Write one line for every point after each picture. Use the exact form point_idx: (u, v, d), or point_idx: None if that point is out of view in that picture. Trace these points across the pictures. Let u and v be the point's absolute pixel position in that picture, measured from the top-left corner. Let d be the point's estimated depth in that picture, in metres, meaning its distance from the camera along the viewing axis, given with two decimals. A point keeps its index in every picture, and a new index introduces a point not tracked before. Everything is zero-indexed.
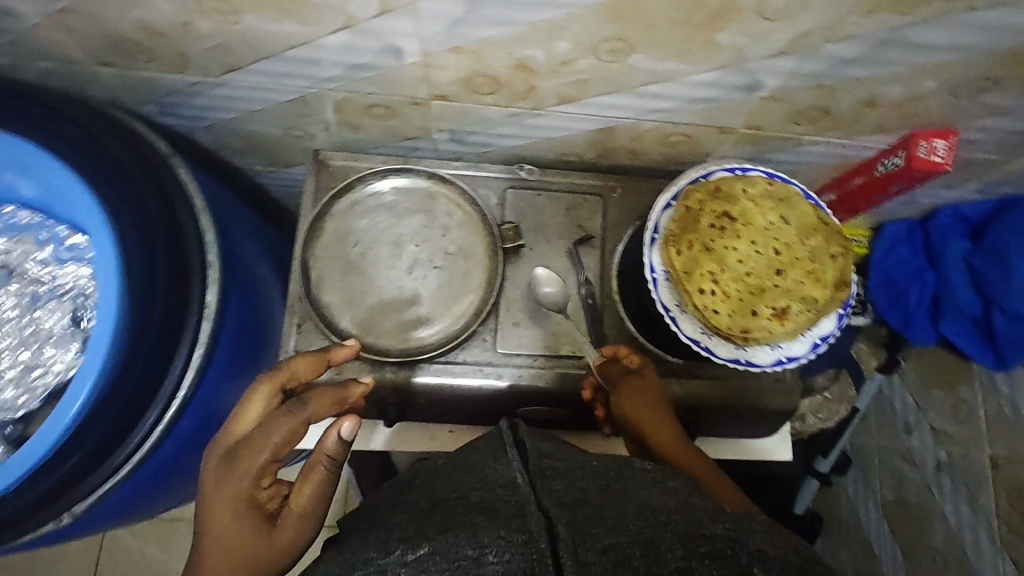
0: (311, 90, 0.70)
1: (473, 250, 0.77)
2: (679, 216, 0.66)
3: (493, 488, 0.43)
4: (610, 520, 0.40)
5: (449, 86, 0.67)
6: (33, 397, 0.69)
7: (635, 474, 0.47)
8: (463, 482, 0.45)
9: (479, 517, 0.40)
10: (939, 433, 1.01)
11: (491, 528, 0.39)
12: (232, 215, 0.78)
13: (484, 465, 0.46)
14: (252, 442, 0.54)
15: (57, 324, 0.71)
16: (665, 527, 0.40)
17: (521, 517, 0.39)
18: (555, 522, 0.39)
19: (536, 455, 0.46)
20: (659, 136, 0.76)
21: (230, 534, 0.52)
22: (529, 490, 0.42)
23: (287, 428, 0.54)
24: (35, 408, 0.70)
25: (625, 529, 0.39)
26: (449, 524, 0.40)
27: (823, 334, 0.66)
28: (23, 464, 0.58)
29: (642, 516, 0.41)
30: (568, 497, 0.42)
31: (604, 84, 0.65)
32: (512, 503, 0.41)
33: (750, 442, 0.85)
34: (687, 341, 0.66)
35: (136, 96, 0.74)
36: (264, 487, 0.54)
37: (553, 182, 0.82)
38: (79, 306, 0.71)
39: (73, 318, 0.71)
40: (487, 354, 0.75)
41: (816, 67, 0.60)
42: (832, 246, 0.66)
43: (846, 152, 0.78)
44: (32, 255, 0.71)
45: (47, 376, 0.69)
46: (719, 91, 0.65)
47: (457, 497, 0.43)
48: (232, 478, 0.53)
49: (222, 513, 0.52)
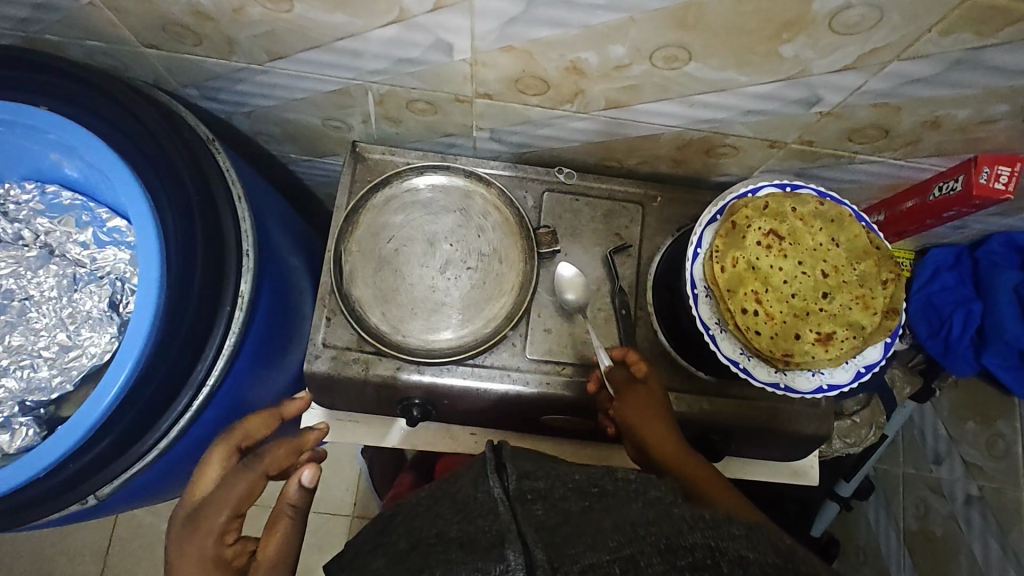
0: (354, 82, 0.69)
1: (507, 253, 0.76)
2: (723, 232, 0.64)
3: (474, 519, 0.42)
4: (589, 537, 0.40)
5: (495, 85, 0.65)
6: (68, 379, 0.69)
7: (617, 485, 0.46)
8: (441, 515, 0.44)
9: (455, 553, 0.40)
10: (971, 467, 0.97)
11: (465, 562, 0.39)
12: (266, 202, 0.77)
13: (465, 494, 0.45)
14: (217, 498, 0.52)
15: (95, 307, 0.71)
16: (644, 541, 0.39)
17: (500, 545, 0.40)
18: (531, 547, 0.39)
19: (516, 478, 0.45)
20: (706, 147, 0.73)
21: None
22: (508, 515, 0.42)
23: (248, 481, 0.53)
24: (68, 392, 0.70)
25: (605, 545, 0.39)
26: (427, 566, 0.40)
27: (868, 362, 0.64)
28: (56, 447, 0.57)
29: (621, 530, 0.40)
30: (547, 517, 0.42)
31: (655, 91, 0.63)
32: (492, 532, 0.41)
33: (777, 464, 0.83)
34: (726, 361, 0.64)
35: (180, 78, 0.74)
36: (230, 545, 0.52)
37: (592, 187, 0.80)
38: (117, 291, 0.72)
39: (111, 302, 0.71)
40: (516, 359, 0.74)
41: (882, 84, 0.57)
42: (883, 272, 0.63)
43: (900, 173, 0.75)
44: (73, 237, 0.72)
45: (82, 358, 0.70)
46: (775, 104, 0.63)
47: (437, 534, 0.43)
48: (198, 539, 0.51)
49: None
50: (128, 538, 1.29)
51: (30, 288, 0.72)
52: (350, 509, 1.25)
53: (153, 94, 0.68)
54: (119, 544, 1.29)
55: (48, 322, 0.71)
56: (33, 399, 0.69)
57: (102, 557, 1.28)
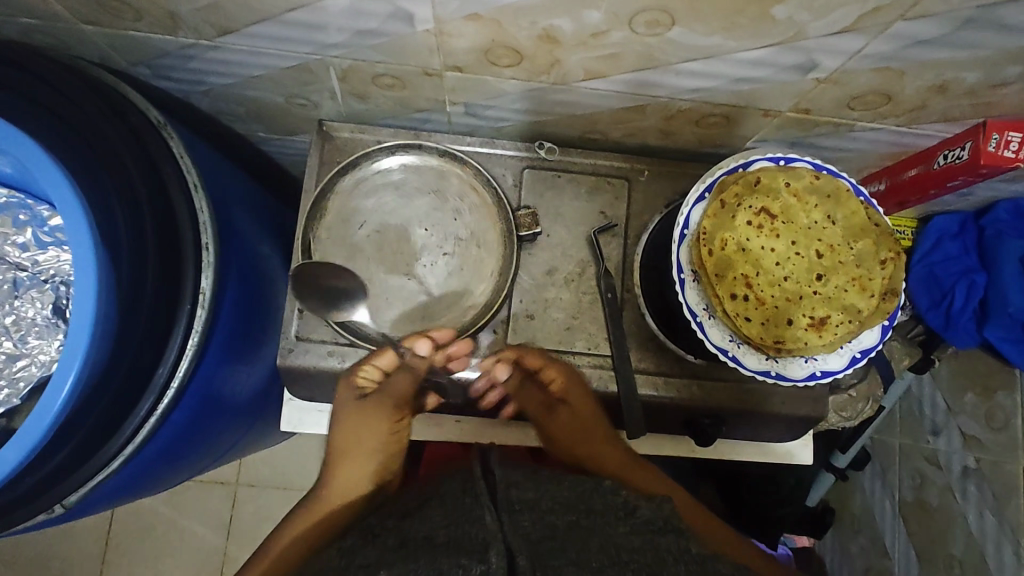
0: (313, 57, 0.64)
1: (486, 237, 0.72)
2: (712, 212, 0.60)
3: (461, 525, 0.41)
4: (573, 554, 0.39)
5: (464, 56, 0.60)
6: (15, 393, 0.66)
7: (606, 503, 0.46)
8: (428, 519, 0.44)
9: (439, 552, 0.39)
10: (969, 440, 0.95)
11: (451, 557, 0.38)
12: (230, 189, 0.73)
13: (452, 497, 0.46)
14: (354, 374, 0.67)
15: (38, 314, 0.68)
16: (626, 565, 0.38)
17: (484, 550, 0.38)
18: (517, 554, 0.38)
19: (505, 488, 0.46)
20: (695, 117, 0.69)
21: (349, 417, 0.69)
22: (495, 524, 0.41)
23: (365, 366, 0.67)
24: (16, 405, 0.67)
25: (588, 563, 0.38)
26: (412, 557, 0.39)
27: (863, 347, 0.61)
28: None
29: (606, 552, 0.39)
30: (533, 528, 0.41)
31: (637, 60, 0.58)
32: (478, 539, 0.40)
33: (769, 444, 0.82)
34: (714, 350, 0.61)
35: (127, 57, 0.68)
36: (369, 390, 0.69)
37: (576, 162, 0.76)
38: (61, 296, 0.69)
39: (55, 308, 0.69)
40: (498, 347, 0.72)
41: (885, 47, 0.52)
42: (881, 250, 0.59)
43: (903, 141, 0.70)
44: (10, 238, 0.68)
45: (31, 368, 0.67)
46: (768, 71, 0.58)
47: (424, 537, 0.41)
48: (344, 391, 0.69)
49: (351, 421, 0.69)
50: (128, 522, 1.30)
51: None
52: None
53: (79, 67, 0.63)
54: (119, 526, 1.29)
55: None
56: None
57: (103, 541, 1.29)
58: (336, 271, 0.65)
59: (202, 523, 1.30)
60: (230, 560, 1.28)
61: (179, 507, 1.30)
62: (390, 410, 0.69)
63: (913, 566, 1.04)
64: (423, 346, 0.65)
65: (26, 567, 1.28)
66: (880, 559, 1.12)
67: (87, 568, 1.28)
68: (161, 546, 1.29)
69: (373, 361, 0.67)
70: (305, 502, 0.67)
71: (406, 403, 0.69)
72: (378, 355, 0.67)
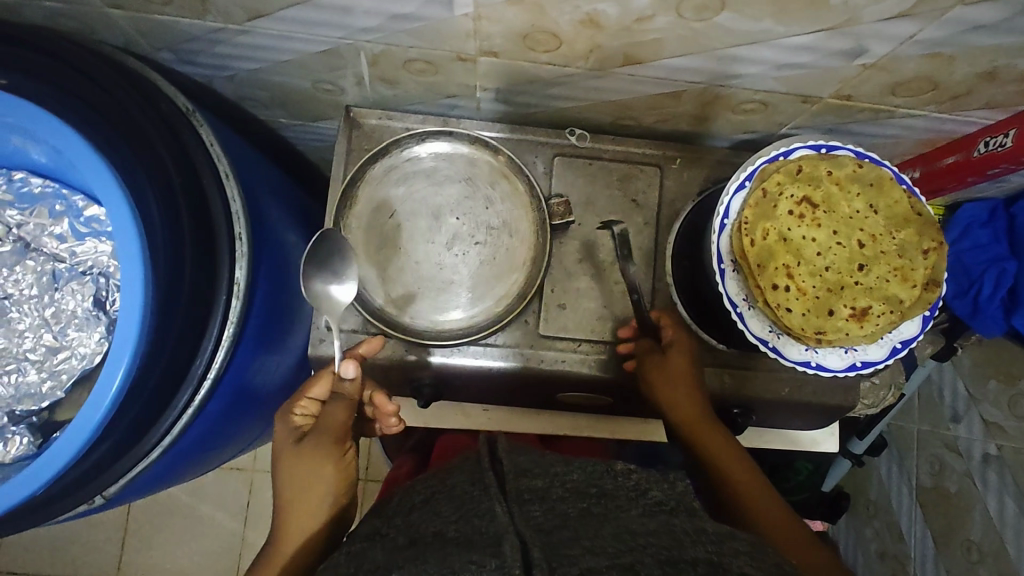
0: (344, 41, 0.62)
1: (519, 226, 0.71)
2: (753, 201, 0.59)
3: (471, 519, 0.40)
4: (588, 541, 0.38)
5: (500, 41, 0.59)
6: (58, 385, 0.66)
7: (617, 484, 0.45)
8: (437, 513, 0.43)
9: (451, 549, 0.37)
10: (990, 427, 0.95)
11: (464, 555, 0.36)
12: (258, 177, 0.72)
13: (461, 489, 0.44)
14: (289, 411, 0.60)
15: (79, 306, 0.68)
16: (644, 552, 0.37)
17: (497, 544, 0.37)
18: (530, 545, 0.36)
19: (513, 477, 0.44)
20: (733, 103, 0.67)
21: (289, 458, 0.58)
22: (506, 516, 0.40)
23: (299, 400, 0.60)
24: (60, 398, 0.67)
25: (604, 549, 0.37)
26: (423, 556, 0.38)
27: (904, 338, 0.61)
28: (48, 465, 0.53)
29: (619, 538, 0.38)
30: (545, 520, 0.40)
31: (680, 44, 0.56)
32: (490, 534, 0.38)
33: (796, 432, 0.82)
34: (754, 340, 0.61)
35: (151, 42, 0.67)
36: (306, 423, 0.60)
37: (607, 149, 0.75)
38: (101, 288, 0.68)
39: (96, 301, 0.68)
40: (530, 337, 0.71)
41: (939, 33, 0.51)
42: (924, 241, 0.59)
43: (942, 128, 0.69)
44: (48, 229, 0.68)
45: (71, 360, 0.67)
46: (814, 56, 0.56)
47: (434, 533, 0.40)
48: (282, 433, 0.60)
49: (293, 464, 0.58)
50: (147, 507, 1.30)
51: (9, 287, 0.69)
52: (365, 474, 1.28)
53: (106, 52, 0.61)
54: (138, 512, 1.30)
55: (30, 322, 0.68)
56: (23, 408, 0.66)
57: (123, 525, 1.30)
58: (344, 251, 0.65)
59: (221, 508, 1.31)
60: (250, 544, 1.30)
61: (198, 493, 1.31)
62: (328, 447, 0.58)
63: (930, 551, 1.05)
64: (350, 372, 0.57)
65: (47, 551, 1.29)
66: (895, 544, 1.13)
67: (108, 552, 1.29)
68: (181, 530, 1.30)
69: (307, 393, 0.59)
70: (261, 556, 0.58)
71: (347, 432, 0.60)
72: (311, 385, 0.59)
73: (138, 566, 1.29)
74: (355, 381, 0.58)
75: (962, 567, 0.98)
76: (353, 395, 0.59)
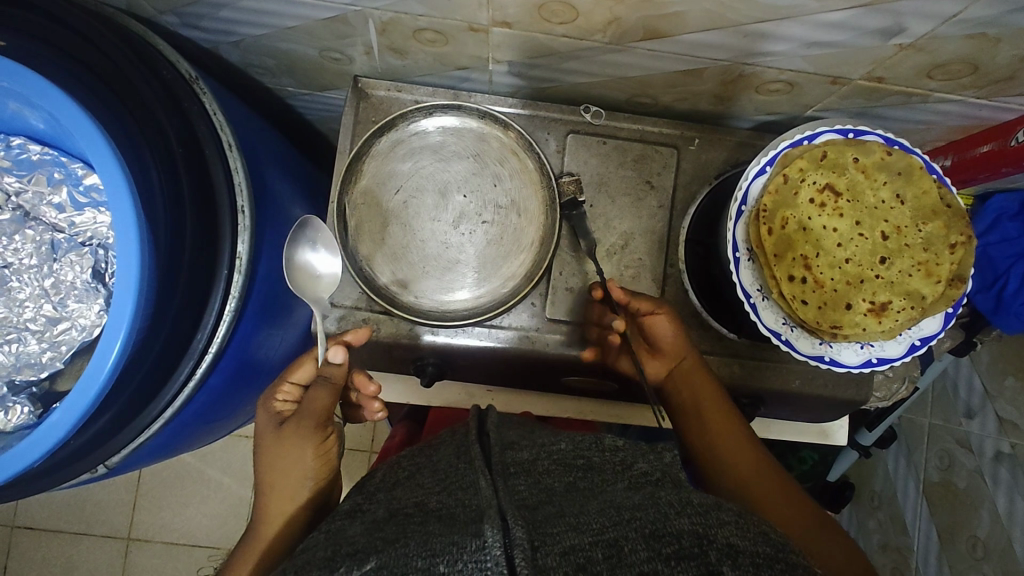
0: (352, 7, 0.59)
1: (527, 205, 0.69)
2: (774, 188, 0.56)
3: (454, 493, 0.39)
4: (571, 518, 0.35)
5: (514, 10, 0.56)
6: (58, 356, 0.67)
7: (604, 458, 0.44)
8: (421, 486, 0.42)
9: (433, 526, 0.35)
10: (1005, 424, 0.93)
11: (445, 535, 0.34)
12: (263, 146, 0.71)
13: (446, 464, 0.43)
14: (272, 397, 0.62)
15: (78, 278, 0.68)
16: (629, 526, 0.34)
17: (479, 521, 0.34)
18: (511, 524, 0.33)
19: (500, 450, 0.43)
20: (758, 83, 0.64)
21: (268, 443, 0.59)
22: (490, 491, 0.37)
23: (281, 385, 0.62)
24: (60, 368, 0.68)
25: (588, 527, 0.34)
26: (402, 537, 0.35)
27: (924, 335, 0.58)
28: (47, 438, 0.52)
29: (605, 512, 0.36)
30: (529, 495, 0.38)
31: (704, 19, 0.53)
32: (472, 508, 0.36)
33: (804, 426, 0.81)
34: (766, 333, 0.59)
35: (153, 4, 0.65)
36: (286, 407, 0.62)
37: (623, 128, 0.72)
38: (101, 259, 0.69)
39: (95, 273, 0.68)
40: (535, 319, 0.70)
41: (985, 12, 0.47)
42: (951, 234, 0.56)
43: (979, 114, 0.65)
44: (46, 198, 0.68)
45: (72, 331, 0.67)
46: (846, 35, 0.53)
47: (415, 505, 0.39)
48: (264, 419, 0.61)
49: (271, 450, 0.58)
50: (157, 471, 1.33)
51: (8, 255, 0.69)
52: (369, 445, 1.29)
53: (108, 15, 0.60)
54: (149, 475, 1.33)
55: (31, 292, 0.69)
56: (22, 378, 0.66)
57: (135, 487, 1.33)
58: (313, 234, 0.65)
59: (229, 474, 1.33)
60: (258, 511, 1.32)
61: (207, 458, 1.33)
62: (306, 433, 0.58)
63: (934, 547, 1.04)
64: (338, 356, 0.56)
65: (63, 508, 1.32)
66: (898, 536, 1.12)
67: (119, 512, 1.32)
68: (190, 493, 1.33)
69: (289, 377, 0.62)
70: (243, 545, 0.57)
71: (328, 418, 0.58)
72: (295, 369, 0.62)
73: (148, 527, 1.32)
74: (343, 366, 0.57)
75: (967, 563, 0.97)
76: (336, 380, 0.58)
